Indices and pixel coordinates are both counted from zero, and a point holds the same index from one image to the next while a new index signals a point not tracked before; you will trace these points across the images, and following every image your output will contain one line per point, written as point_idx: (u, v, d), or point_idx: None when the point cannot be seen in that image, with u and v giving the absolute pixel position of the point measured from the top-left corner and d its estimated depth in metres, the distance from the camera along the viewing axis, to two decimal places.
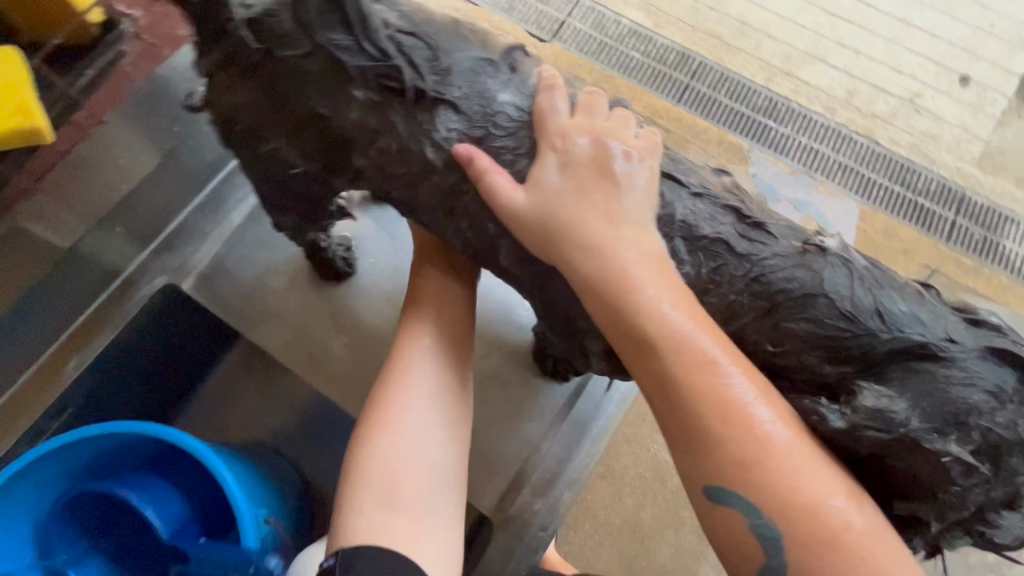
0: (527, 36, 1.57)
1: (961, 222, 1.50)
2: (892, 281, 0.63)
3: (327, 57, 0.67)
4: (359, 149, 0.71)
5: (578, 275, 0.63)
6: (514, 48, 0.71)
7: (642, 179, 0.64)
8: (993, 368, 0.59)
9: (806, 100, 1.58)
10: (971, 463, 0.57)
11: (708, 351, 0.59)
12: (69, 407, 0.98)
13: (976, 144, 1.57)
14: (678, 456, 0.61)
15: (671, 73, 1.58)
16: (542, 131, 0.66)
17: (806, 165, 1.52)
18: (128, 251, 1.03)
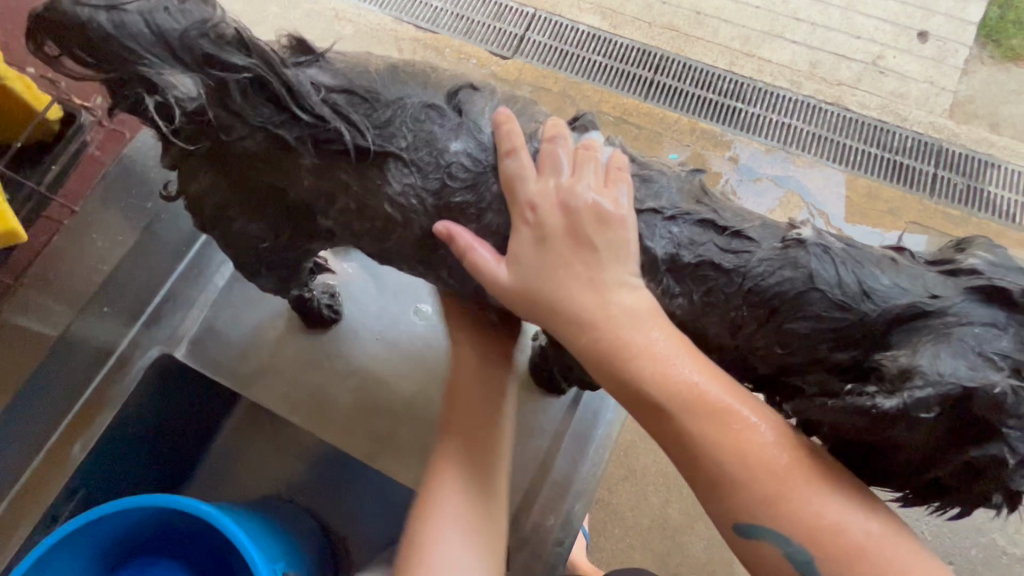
0: (489, 57, 1.60)
1: (942, 174, 1.51)
2: (868, 256, 0.63)
3: (269, 131, 0.67)
4: (321, 211, 0.74)
5: (576, 345, 0.64)
6: (460, 88, 0.70)
7: (624, 233, 0.63)
8: (986, 308, 0.58)
9: (770, 78, 1.60)
10: (1018, 390, 0.54)
11: (710, 396, 0.61)
12: (81, 488, 0.95)
13: (945, 95, 1.58)
14: (704, 500, 0.63)
15: (635, 71, 1.60)
16: (513, 200, 0.65)
17: (781, 141, 1.53)
18: (121, 329, 1.03)
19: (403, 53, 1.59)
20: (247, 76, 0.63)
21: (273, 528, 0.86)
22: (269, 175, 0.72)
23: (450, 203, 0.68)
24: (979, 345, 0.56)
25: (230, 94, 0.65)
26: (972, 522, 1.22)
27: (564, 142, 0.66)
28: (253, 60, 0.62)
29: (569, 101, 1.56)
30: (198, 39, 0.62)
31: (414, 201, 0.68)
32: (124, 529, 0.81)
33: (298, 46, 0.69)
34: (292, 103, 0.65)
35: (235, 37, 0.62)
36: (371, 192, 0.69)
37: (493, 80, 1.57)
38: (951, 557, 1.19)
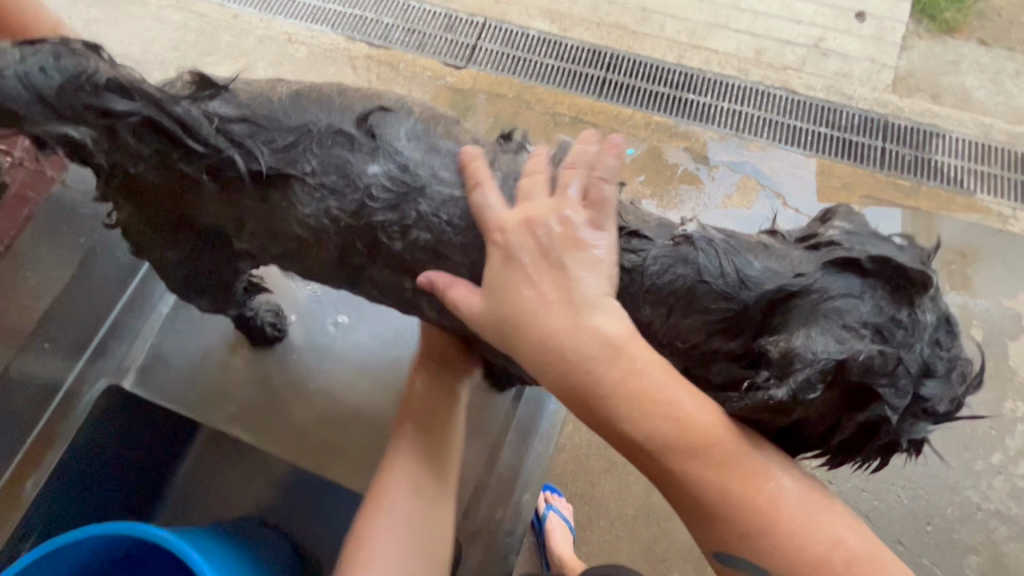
0: (442, 68, 1.62)
1: (890, 147, 1.56)
2: (742, 245, 0.66)
3: (168, 165, 0.70)
4: (234, 235, 0.76)
5: (558, 387, 0.63)
6: (371, 112, 0.71)
7: (596, 250, 0.64)
8: (844, 277, 0.60)
9: (719, 68, 1.64)
10: (876, 353, 0.57)
11: (700, 439, 0.60)
12: (36, 527, 0.95)
13: (886, 72, 1.64)
14: (693, 528, 0.64)
15: (586, 70, 1.64)
16: (484, 228, 0.66)
17: (733, 128, 1.57)
18: (65, 365, 1.00)
19: (358, 71, 1.61)
20: (138, 118, 0.67)
21: (236, 550, 0.85)
22: (177, 206, 0.75)
23: (369, 223, 0.70)
24: (842, 317, 0.59)
25: (121, 136, 0.69)
26: (947, 482, 1.25)
27: (539, 177, 0.68)
28: (138, 102, 0.66)
29: (524, 105, 1.59)
30: (77, 92, 0.66)
31: (325, 221, 0.70)
32: (97, 554, 0.79)
33: (201, 83, 0.71)
34: (188, 138, 0.67)
35: (114, 84, 0.66)
36: (280, 214, 0.71)
37: (449, 91, 1.60)
38: (930, 518, 1.23)
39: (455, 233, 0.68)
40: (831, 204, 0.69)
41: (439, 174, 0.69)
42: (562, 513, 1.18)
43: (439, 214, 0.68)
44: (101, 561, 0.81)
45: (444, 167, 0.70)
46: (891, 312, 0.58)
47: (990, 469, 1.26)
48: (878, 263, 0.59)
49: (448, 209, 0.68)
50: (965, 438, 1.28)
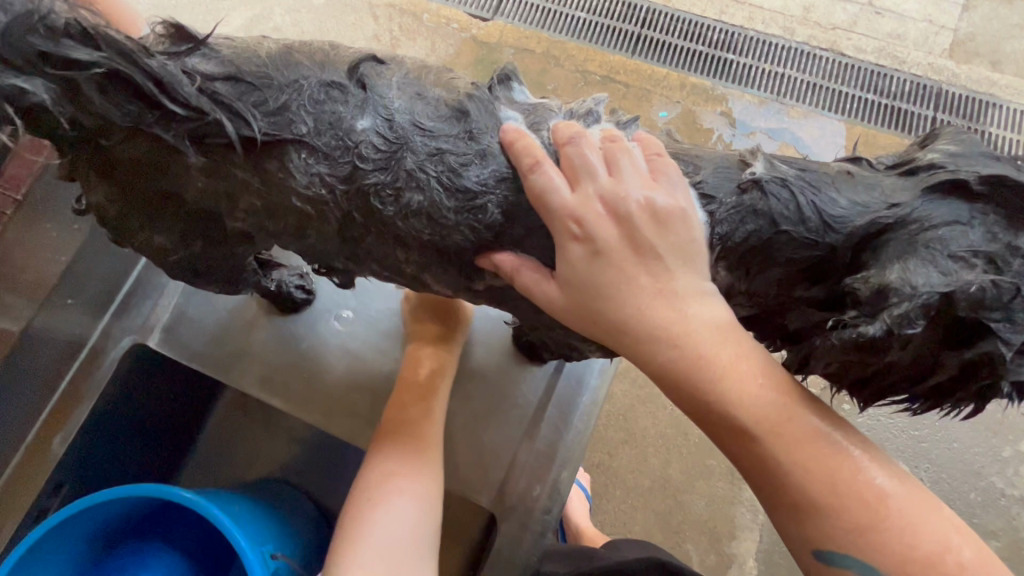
0: (468, 19, 1.52)
1: (941, 117, 1.45)
2: (822, 177, 0.60)
3: (144, 130, 0.60)
4: (225, 214, 0.67)
5: (654, 367, 0.59)
6: (361, 61, 0.63)
7: (686, 233, 0.58)
8: (949, 201, 0.54)
9: (762, 26, 1.52)
10: (992, 282, 0.50)
11: (809, 425, 0.57)
12: (67, 481, 0.93)
13: (944, 34, 1.51)
14: (780, 522, 0.59)
15: (620, 25, 1.53)
16: (550, 215, 0.58)
17: (774, 92, 1.48)
18: (87, 321, 0.96)
19: (377, 21, 1.52)
20: (100, 71, 0.55)
21: (270, 515, 0.86)
22: (155, 179, 0.65)
23: (361, 187, 0.61)
24: (947, 245, 0.53)
25: (85, 93, 0.57)
26: (971, 467, 1.22)
27: (585, 142, 0.59)
28: (103, 52, 0.55)
29: (552, 62, 1.49)
30: (26, 35, 0.54)
31: (323, 192, 0.62)
32: (113, 516, 0.79)
33: (177, 35, 0.62)
34: (162, 95, 0.56)
35: (74, 28, 0.54)
36: (276, 188, 0.63)
37: (474, 44, 1.50)
38: (950, 502, 1.20)
39: (448, 198, 0.61)
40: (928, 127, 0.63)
41: (424, 125, 0.61)
42: (581, 482, 1.17)
43: (429, 170, 0.60)
44: (118, 527, 0.81)
45: (431, 115, 0.61)
46: (1006, 238, 0.52)
47: (1018, 456, 1.22)
48: (991, 183, 0.53)
49: (435, 165, 0.60)
50: (995, 424, 1.24)
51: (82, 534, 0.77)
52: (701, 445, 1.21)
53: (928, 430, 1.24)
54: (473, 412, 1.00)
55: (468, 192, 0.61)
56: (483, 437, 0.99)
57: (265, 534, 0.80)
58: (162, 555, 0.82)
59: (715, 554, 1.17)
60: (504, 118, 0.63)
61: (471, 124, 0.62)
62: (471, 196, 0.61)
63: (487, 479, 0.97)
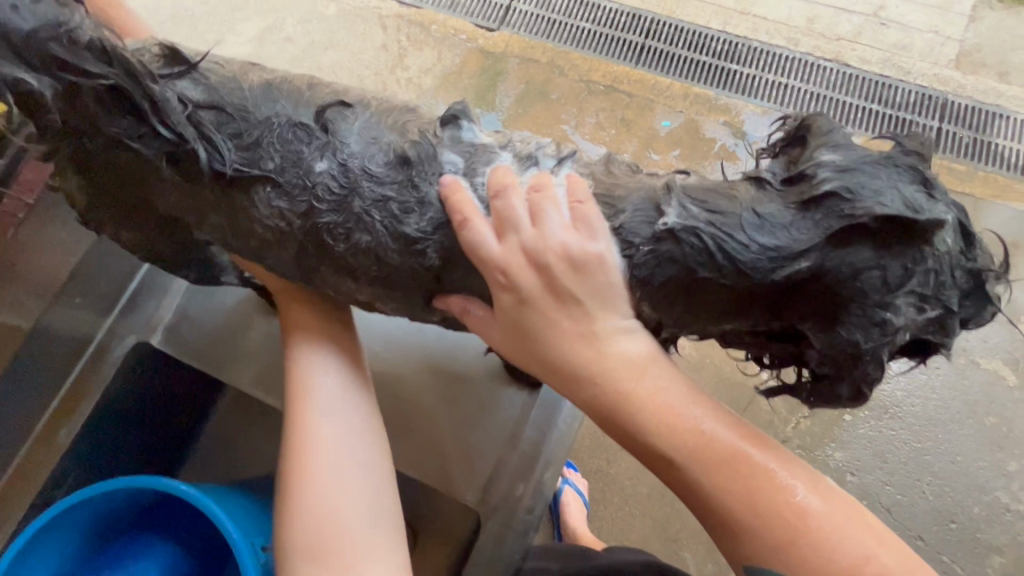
0: (475, 30, 1.55)
1: (947, 128, 1.45)
2: (732, 219, 0.58)
3: (126, 144, 0.63)
4: (195, 225, 0.71)
5: (582, 401, 0.63)
6: (325, 107, 0.65)
7: (603, 278, 0.60)
8: (855, 248, 0.55)
9: (766, 37, 1.53)
10: (924, 315, 0.56)
11: (725, 444, 0.58)
12: (72, 471, 0.96)
13: (950, 45, 1.51)
14: (715, 542, 0.60)
15: (624, 36, 1.55)
16: (484, 268, 0.61)
17: (778, 102, 1.48)
18: (95, 319, 1.00)
19: (387, 31, 1.56)
20: (106, 84, 0.58)
21: (264, 509, 0.88)
22: (138, 191, 0.69)
23: (316, 224, 0.64)
24: (869, 296, 0.55)
25: (86, 100, 0.60)
26: (976, 481, 1.21)
27: (512, 194, 0.60)
28: (112, 69, 0.57)
29: (557, 71, 1.52)
30: (48, 43, 0.56)
31: (281, 222, 0.65)
32: (108, 510, 0.81)
33: (172, 57, 0.64)
34: (154, 117, 0.60)
35: (94, 44, 0.56)
36: (242, 215, 0.66)
37: (480, 54, 1.53)
38: (954, 516, 1.19)
39: (393, 242, 0.63)
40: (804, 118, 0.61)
41: (373, 170, 0.63)
42: (577, 486, 1.18)
43: (374, 214, 0.62)
44: (115, 520, 0.83)
45: (379, 162, 0.63)
46: (913, 266, 0.55)
47: None
48: (887, 220, 0.53)
49: (380, 212, 0.62)
50: (1001, 438, 1.23)
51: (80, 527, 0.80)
52: None
53: (932, 442, 1.23)
54: (461, 415, 1.01)
55: (409, 240, 0.62)
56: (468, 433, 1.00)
57: (258, 527, 0.82)
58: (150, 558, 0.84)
59: (712, 562, 1.17)
60: (444, 165, 0.63)
61: (415, 172, 0.62)
62: (412, 242, 0.62)
63: (474, 479, 0.99)
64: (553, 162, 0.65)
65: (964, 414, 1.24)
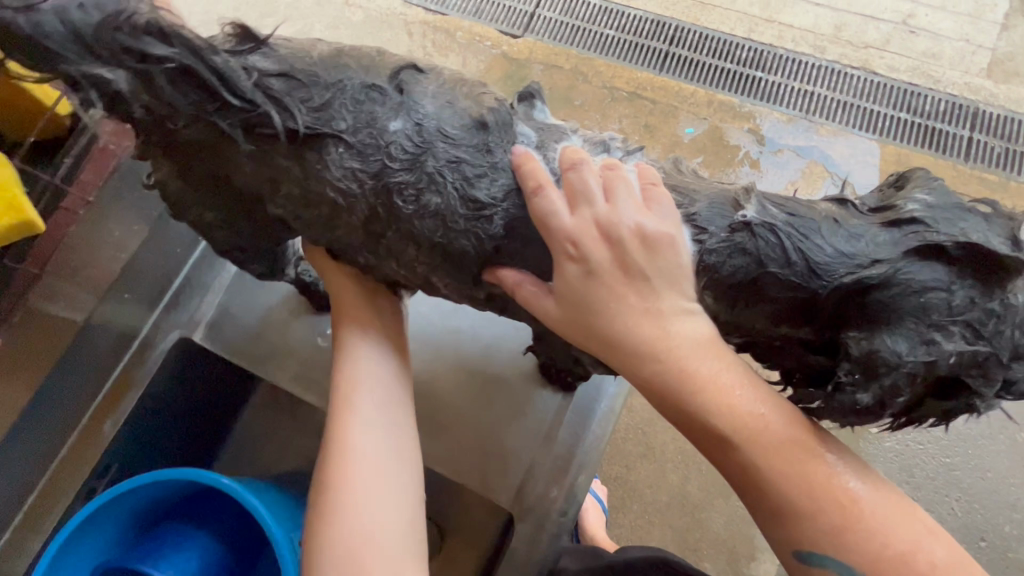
0: (500, 37, 1.57)
1: (977, 138, 1.42)
2: (811, 224, 0.60)
3: (204, 119, 0.64)
4: (269, 198, 0.71)
5: (637, 378, 0.61)
6: (402, 68, 0.67)
7: (675, 258, 0.59)
8: (929, 266, 0.56)
9: (792, 44, 1.52)
10: (972, 351, 0.55)
11: (783, 432, 0.59)
12: (114, 462, 0.98)
13: (982, 53, 1.49)
14: (759, 522, 0.61)
15: (648, 43, 1.55)
16: (549, 235, 0.61)
17: (803, 110, 1.47)
18: (141, 314, 1.02)
19: (412, 37, 1.58)
20: (171, 66, 0.60)
21: (295, 503, 0.90)
22: (212, 163, 0.70)
23: (387, 184, 0.65)
24: (929, 315, 0.56)
25: (157, 84, 0.62)
26: (1007, 499, 1.18)
27: (587, 168, 0.61)
28: (177, 49, 0.59)
29: (581, 78, 1.53)
30: (114, 30, 0.59)
31: (354, 184, 0.65)
32: (148, 501, 0.84)
33: (242, 34, 0.64)
34: (222, 89, 0.61)
35: (153, 26, 0.58)
36: (314, 179, 0.66)
37: (504, 61, 1.54)
38: (984, 534, 1.16)
39: (462, 206, 0.64)
40: (904, 172, 0.64)
41: (448, 132, 0.64)
42: (598, 493, 1.17)
43: (446, 175, 0.64)
44: (154, 511, 0.86)
45: (455, 124, 0.65)
46: (984, 303, 0.55)
47: None
48: (969, 250, 0.55)
49: (452, 173, 0.64)
50: None
51: (122, 518, 0.83)
52: None
53: (961, 457, 1.20)
54: (492, 417, 1.02)
55: (479, 203, 0.64)
56: (507, 437, 1.00)
57: (291, 521, 0.84)
58: (190, 549, 0.84)
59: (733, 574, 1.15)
60: (518, 138, 0.66)
61: (490, 137, 0.65)
62: (481, 207, 0.64)
63: (506, 480, 0.99)
64: (622, 153, 0.69)
65: (995, 429, 1.21)
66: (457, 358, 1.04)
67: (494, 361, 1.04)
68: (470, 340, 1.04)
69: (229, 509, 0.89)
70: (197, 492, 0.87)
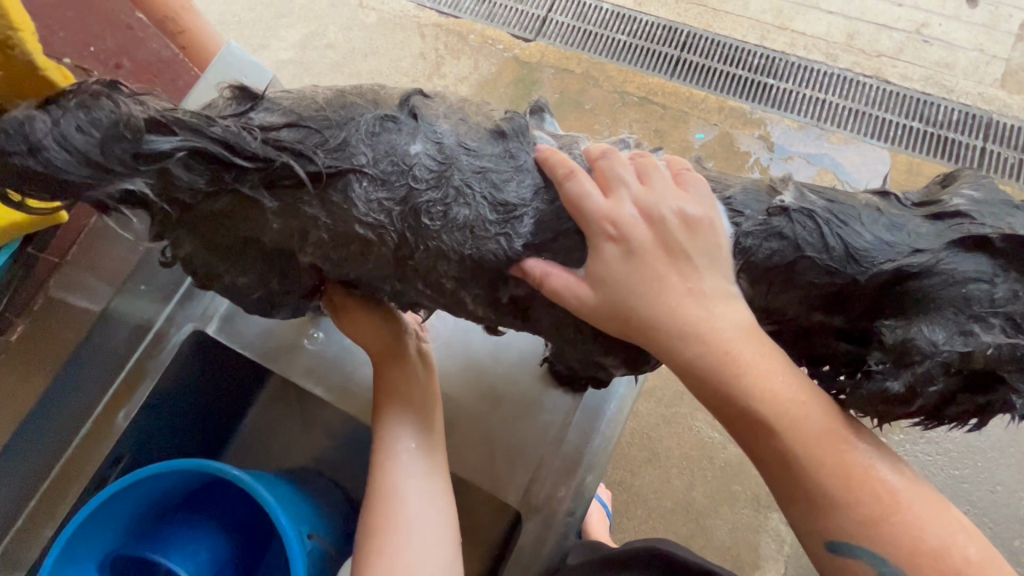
0: (512, 40, 1.58)
1: (991, 148, 1.42)
2: (849, 210, 0.61)
3: (225, 187, 0.65)
4: (297, 250, 0.70)
5: (676, 359, 0.61)
6: (409, 95, 0.68)
7: (715, 237, 0.60)
8: (972, 257, 0.56)
9: (804, 52, 1.52)
10: (1015, 345, 0.55)
11: (824, 422, 0.59)
12: (125, 453, 0.98)
13: (996, 64, 1.48)
14: (791, 512, 0.61)
15: (660, 48, 1.56)
16: (586, 218, 0.61)
17: (814, 118, 1.47)
18: (155, 307, 1.02)
19: (425, 39, 1.59)
20: (181, 154, 0.61)
21: (305, 500, 0.89)
22: (235, 228, 0.69)
23: (414, 206, 0.64)
24: (970, 304, 0.56)
25: (174, 176, 0.63)
26: (1017, 513, 1.16)
27: (616, 158, 0.64)
28: (179, 136, 0.61)
29: (592, 82, 1.53)
30: (116, 141, 0.61)
31: (383, 215, 0.65)
32: (160, 494, 0.85)
33: (241, 95, 0.67)
34: (233, 156, 0.62)
35: (151, 124, 0.61)
36: (340, 219, 0.65)
37: (516, 64, 1.55)
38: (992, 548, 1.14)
39: (492, 212, 0.64)
40: (949, 171, 0.66)
41: (469, 146, 0.65)
42: (603, 497, 1.17)
43: (474, 186, 0.64)
44: (166, 503, 0.87)
45: (474, 139, 0.66)
46: None
47: None
48: (1014, 241, 0.55)
49: (480, 183, 0.64)
50: None
51: (130, 510, 0.83)
52: (726, 470, 1.20)
53: (969, 470, 1.19)
54: (501, 415, 1.02)
55: (509, 205, 0.64)
56: (517, 438, 1.00)
57: (302, 519, 0.84)
58: (201, 543, 0.86)
59: None
60: (537, 141, 0.69)
61: (511, 143, 0.67)
62: (511, 209, 0.64)
63: (514, 479, 0.98)
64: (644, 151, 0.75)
65: (1005, 442, 1.20)
66: (469, 362, 1.04)
67: (504, 360, 1.04)
68: (481, 345, 1.05)
69: (240, 503, 0.90)
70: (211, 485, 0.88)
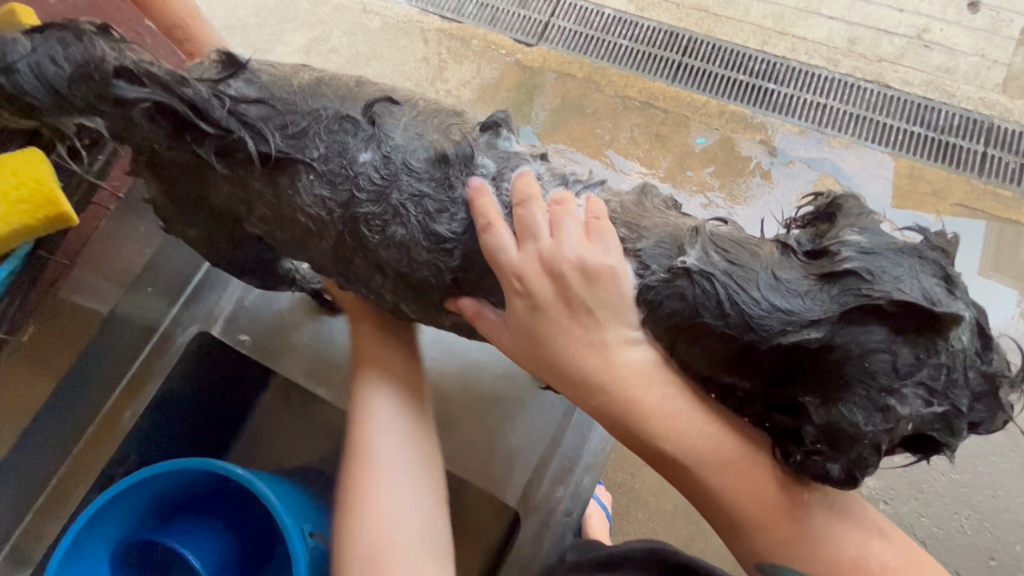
0: (515, 45, 1.59)
1: (992, 152, 1.42)
2: (747, 274, 0.60)
3: (188, 147, 0.69)
4: (250, 220, 0.75)
5: (593, 408, 0.66)
6: (377, 100, 0.69)
7: (615, 289, 0.62)
8: (867, 328, 0.54)
9: (805, 57, 1.53)
10: (930, 409, 0.54)
11: (733, 453, 0.63)
12: (131, 453, 1.00)
13: (997, 69, 1.48)
14: (722, 533, 0.68)
15: (662, 53, 1.57)
16: (498, 270, 0.64)
17: (816, 122, 1.48)
18: (163, 307, 1.04)
19: (428, 44, 1.61)
20: (147, 104, 0.66)
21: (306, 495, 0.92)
22: (196, 187, 0.74)
23: (355, 214, 0.68)
24: (879, 380, 0.54)
25: (137, 121, 0.68)
26: (1019, 517, 1.16)
27: (534, 204, 0.64)
28: (147, 88, 0.65)
29: (594, 87, 1.54)
30: (87, 80, 0.66)
31: (324, 212, 0.69)
32: (166, 492, 0.86)
33: (228, 66, 0.71)
34: (198, 119, 0.66)
35: (123, 70, 0.65)
36: (287, 205, 0.70)
37: (518, 69, 1.57)
38: (993, 552, 1.15)
39: (424, 238, 0.66)
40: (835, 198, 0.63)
41: (413, 165, 0.67)
42: (602, 500, 1.17)
43: (409, 208, 0.66)
44: (173, 501, 0.88)
45: (421, 156, 0.67)
46: (927, 359, 0.54)
47: None
48: (903, 307, 0.53)
49: (415, 208, 0.66)
50: None
51: (132, 512, 0.84)
52: None
53: (972, 474, 1.18)
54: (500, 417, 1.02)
55: (440, 237, 0.66)
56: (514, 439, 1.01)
57: (304, 515, 0.86)
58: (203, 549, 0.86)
59: None
60: (478, 167, 0.67)
61: (451, 169, 0.67)
62: (442, 240, 0.66)
63: (512, 479, 0.99)
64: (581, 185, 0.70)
65: (1007, 446, 1.19)
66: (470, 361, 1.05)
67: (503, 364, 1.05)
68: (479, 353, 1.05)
69: (242, 505, 0.92)
70: (215, 487, 0.89)
